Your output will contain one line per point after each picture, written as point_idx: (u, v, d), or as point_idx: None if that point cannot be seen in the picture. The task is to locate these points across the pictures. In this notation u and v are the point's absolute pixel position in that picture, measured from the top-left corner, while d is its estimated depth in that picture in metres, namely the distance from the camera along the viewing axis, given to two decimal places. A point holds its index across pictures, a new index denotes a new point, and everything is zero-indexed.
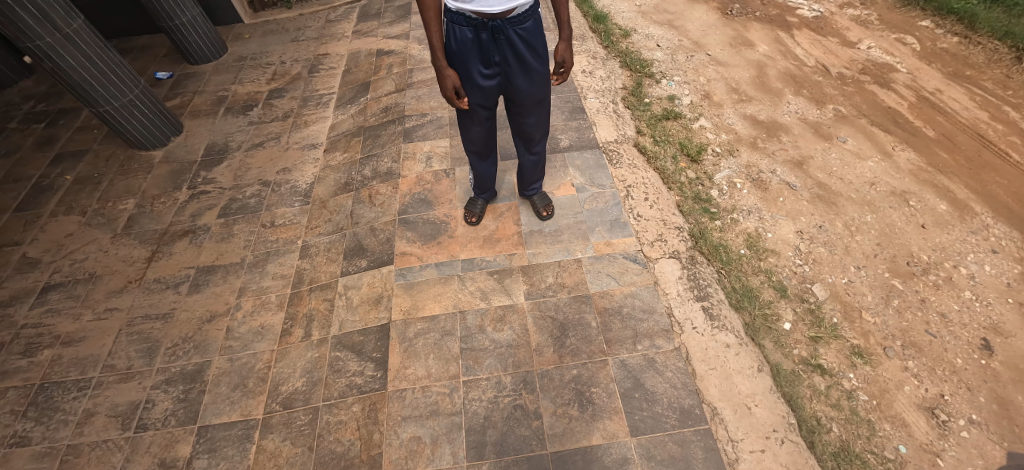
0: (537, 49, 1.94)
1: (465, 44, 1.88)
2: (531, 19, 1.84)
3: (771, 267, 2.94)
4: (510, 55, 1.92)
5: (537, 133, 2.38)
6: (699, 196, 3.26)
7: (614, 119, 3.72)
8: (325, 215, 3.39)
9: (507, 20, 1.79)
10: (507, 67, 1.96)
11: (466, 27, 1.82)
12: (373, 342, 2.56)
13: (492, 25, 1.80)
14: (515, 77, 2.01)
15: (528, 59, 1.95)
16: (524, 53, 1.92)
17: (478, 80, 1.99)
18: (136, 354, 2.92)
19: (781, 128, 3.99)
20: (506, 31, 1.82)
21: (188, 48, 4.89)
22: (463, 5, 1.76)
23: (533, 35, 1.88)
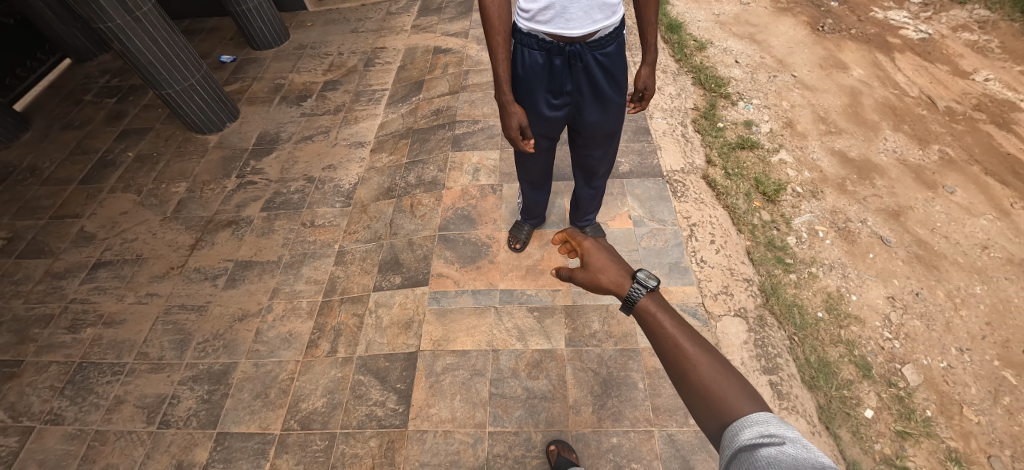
0: (616, 77, 1.70)
1: (535, 70, 1.64)
2: (613, 43, 1.60)
3: (853, 338, 2.56)
4: (585, 83, 1.68)
5: (602, 167, 2.14)
6: (774, 242, 2.87)
7: (682, 145, 3.37)
8: (365, 220, 3.27)
9: (587, 44, 1.56)
10: (579, 96, 1.73)
11: (539, 52, 1.58)
12: (398, 371, 2.40)
13: (569, 50, 1.56)
14: (586, 107, 1.77)
15: (604, 88, 1.71)
16: (600, 81, 1.68)
17: (544, 110, 1.76)
18: (168, 345, 2.92)
19: (875, 169, 3.49)
20: (585, 56, 1.59)
21: (252, 33, 4.94)
22: (539, 25, 1.52)
23: (614, 62, 1.64)
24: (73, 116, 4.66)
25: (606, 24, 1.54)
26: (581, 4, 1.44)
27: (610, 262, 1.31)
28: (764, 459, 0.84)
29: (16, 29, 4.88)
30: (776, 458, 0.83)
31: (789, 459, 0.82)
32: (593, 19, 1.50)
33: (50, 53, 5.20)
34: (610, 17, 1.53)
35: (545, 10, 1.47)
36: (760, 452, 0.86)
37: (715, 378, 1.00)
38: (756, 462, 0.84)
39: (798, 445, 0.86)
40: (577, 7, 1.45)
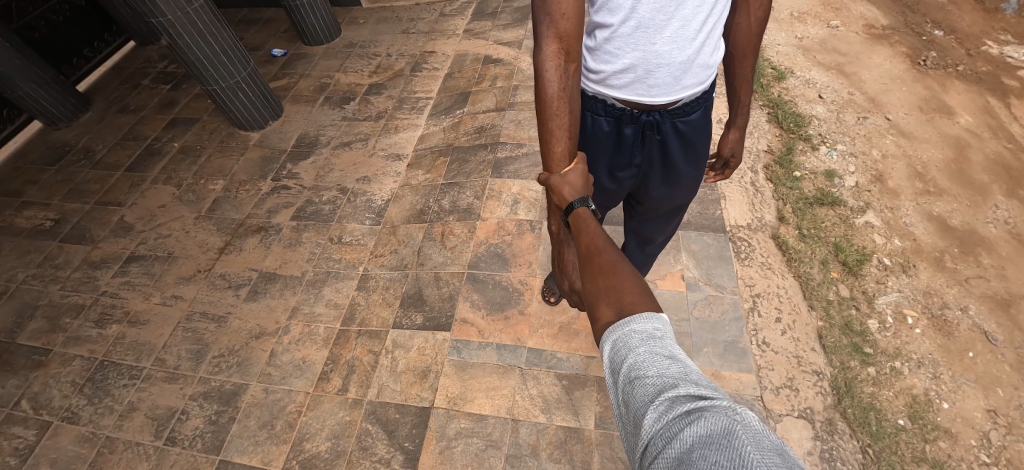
0: (695, 149, 1.40)
1: (599, 138, 1.37)
2: (699, 109, 1.30)
3: (942, 458, 2.14)
4: (658, 155, 1.39)
5: (660, 237, 1.83)
6: (851, 325, 2.47)
7: (750, 195, 2.98)
8: (393, 244, 3.10)
9: (666, 112, 1.27)
10: (648, 169, 1.44)
11: (604, 118, 1.31)
12: (407, 427, 2.21)
13: (643, 119, 1.28)
14: (653, 180, 1.48)
15: (678, 161, 1.41)
16: (677, 153, 1.39)
17: (603, 180, 1.49)
18: (185, 354, 2.88)
19: (980, 244, 3.02)
20: (662, 125, 1.30)
21: (304, 28, 4.92)
22: (611, 89, 1.22)
23: (697, 131, 1.34)
24: (130, 100, 4.94)
25: (698, 89, 1.25)
26: (673, 67, 1.15)
27: (572, 169, 1.17)
28: (635, 365, 0.72)
29: (87, 12, 5.24)
30: (646, 361, 0.72)
31: (660, 357, 0.72)
32: (684, 84, 1.20)
33: (116, 34, 5.60)
34: (703, 81, 1.24)
35: (626, 72, 1.16)
36: (622, 364, 0.74)
37: (620, 282, 0.90)
38: (622, 383, 0.72)
39: (656, 337, 0.77)
40: (666, 70, 1.15)
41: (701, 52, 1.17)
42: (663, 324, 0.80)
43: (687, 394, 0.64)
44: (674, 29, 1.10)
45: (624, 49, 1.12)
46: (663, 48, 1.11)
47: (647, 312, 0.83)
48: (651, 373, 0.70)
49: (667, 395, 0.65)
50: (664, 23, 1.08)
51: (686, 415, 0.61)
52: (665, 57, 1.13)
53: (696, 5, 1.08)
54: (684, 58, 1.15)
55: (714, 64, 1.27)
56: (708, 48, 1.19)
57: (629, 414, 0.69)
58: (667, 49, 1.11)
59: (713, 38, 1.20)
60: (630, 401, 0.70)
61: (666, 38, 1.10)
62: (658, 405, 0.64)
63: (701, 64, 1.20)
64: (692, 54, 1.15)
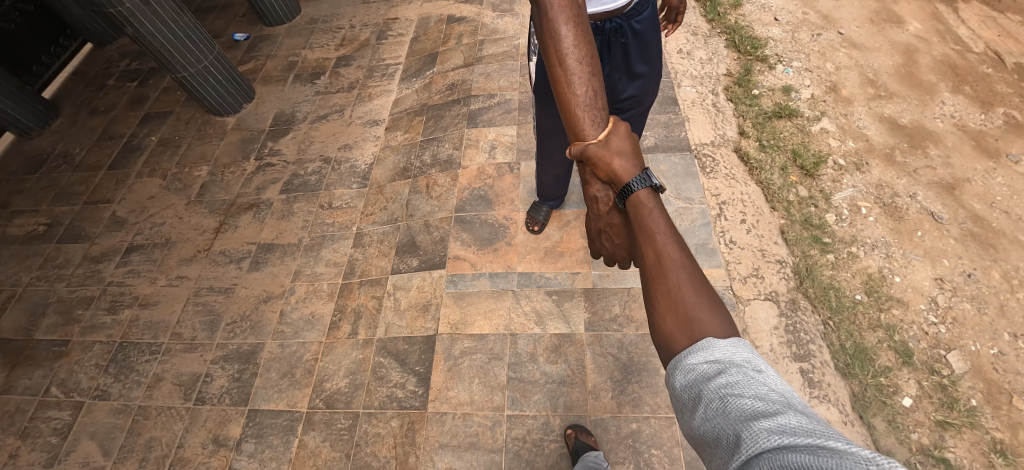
0: (652, 48, 1.58)
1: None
2: (648, 7, 1.48)
3: (895, 323, 2.40)
4: (621, 58, 1.56)
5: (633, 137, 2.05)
6: (810, 220, 2.70)
7: (712, 115, 3.16)
8: (381, 202, 3.25)
9: (624, 16, 1.45)
10: (617, 76, 1.62)
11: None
12: (416, 354, 2.42)
13: (605, 27, 1.47)
14: (620, 83, 1.65)
15: (640, 62, 1.59)
16: (636, 54, 1.56)
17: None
18: (200, 326, 3.04)
19: (928, 136, 3.21)
20: (622, 29, 1.48)
21: (263, 9, 4.89)
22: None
23: (650, 29, 1.52)
24: (100, 101, 4.92)
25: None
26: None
27: (611, 135, 1.08)
28: (729, 386, 0.70)
29: (37, 17, 5.13)
30: (743, 385, 0.70)
31: (756, 382, 0.71)
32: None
33: (71, 38, 5.50)
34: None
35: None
36: (712, 383, 0.72)
37: (690, 300, 0.86)
38: (714, 404, 0.69)
39: (747, 366, 0.74)
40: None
41: None
42: (750, 352, 0.78)
43: (794, 420, 0.63)
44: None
45: None
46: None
47: (729, 337, 0.80)
48: (750, 400, 0.67)
49: (770, 415, 0.63)
50: None
51: (794, 434, 0.59)
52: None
53: None
54: None
55: None
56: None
57: (722, 438, 0.66)
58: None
59: None
60: (725, 423, 0.66)
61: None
62: (765, 431, 0.61)
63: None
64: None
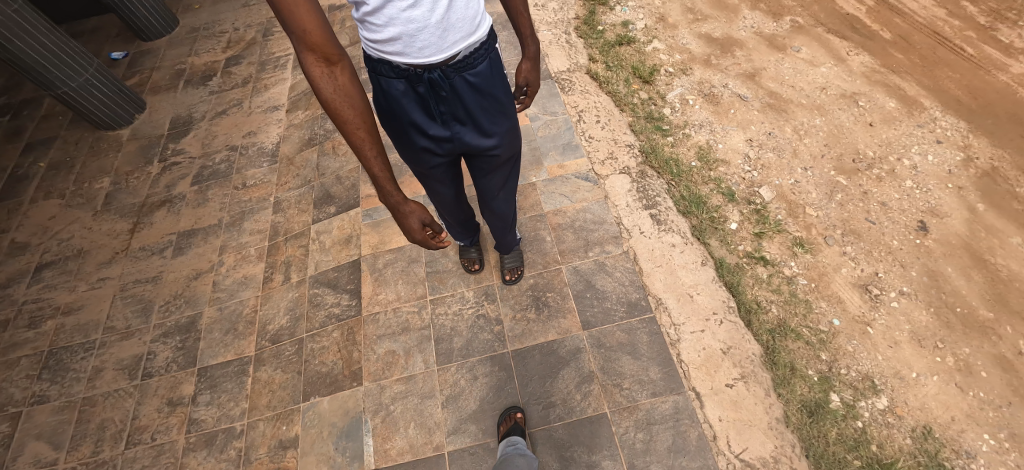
0: (494, 97, 1.46)
1: (399, 104, 1.40)
2: (483, 61, 1.36)
3: (721, 176, 3.07)
4: (460, 107, 1.43)
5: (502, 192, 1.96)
6: (652, 115, 3.35)
7: (567, 50, 3.77)
8: (293, 171, 3.55)
9: (450, 66, 1.30)
10: (461, 125, 1.49)
11: (396, 79, 1.32)
12: (346, 276, 2.77)
13: (428, 77, 1.30)
14: (469, 134, 1.53)
15: (488, 112, 1.48)
16: (476, 103, 1.43)
17: (418, 144, 1.56)
18: (133, 315, 3.14)
19: (735, 43, 4.00)
20: (451, 80, 1.33)
21: (139, 24, 5.19)
22: (391, 56, 1.25)
23: (489, 82, 1.40)
24: None
25: (472, 23, 1.27)
26: (432, 28, 1.17)
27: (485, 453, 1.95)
28: None
29: None
30: None
31: None
32: (452, 42, 1.24)
33: None
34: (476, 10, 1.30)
35: (394, 41, 1.19)
36: None
37: None
38: None
39: None
40: (427, 32, 1.17)
41: (454, 9, 1.21)
42: None
43: None
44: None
45: (382, 21, 1.14)
46: (413, 12, 1.13)
47: None
48: None
49: None
50: None
51: None
52: (419, 21, 1.15)
53: None
54: (438, 20, 1.18)
55: (477, 21, 1.30)
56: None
57: None
58: (417, 12, 1.13)
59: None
60: None
61: (410, 2, 1.11)
62: None
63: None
64: (444, 11, 1.18)
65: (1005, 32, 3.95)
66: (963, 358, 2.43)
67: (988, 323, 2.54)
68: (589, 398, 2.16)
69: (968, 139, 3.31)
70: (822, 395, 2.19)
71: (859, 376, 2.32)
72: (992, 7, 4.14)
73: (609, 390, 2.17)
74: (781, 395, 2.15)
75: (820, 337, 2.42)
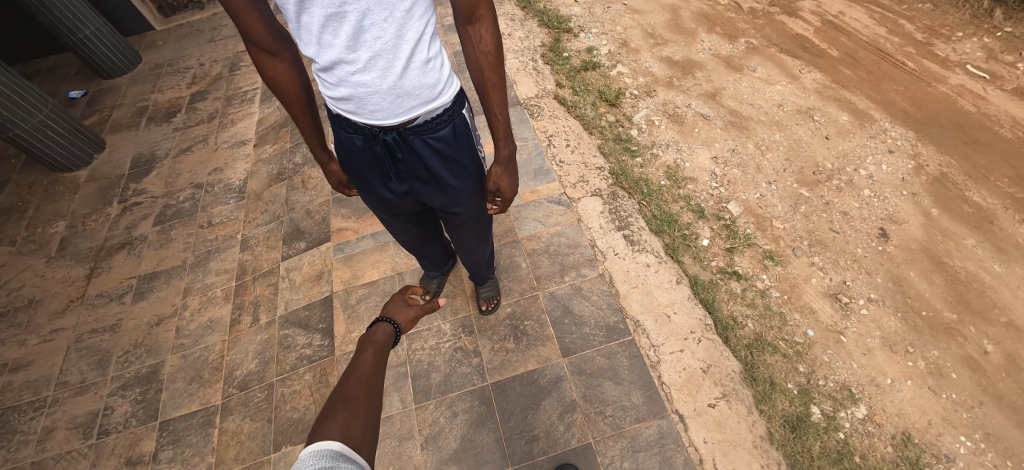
0: (458, 161, 1.42)
1: (358, 157, 1.40)
2: (447, 126, 1.32)
3: (690, 193, 3.13)
4: (421, 166, 1.41)
5: (472, 238, 1.92)
6: (620, 137, 3.41)
7: (534, 76, 3.84)
8: (261, 206, 3.47)
9: (409, 129, 1.29)
10: (420, 184, 1.48)
11: (354, 135, 1.32)
12: (317, 315, 2.67)
13: (385, 138, 1.30)
14: (430, 190, 1.51)
15: (449, 175, 1.46)
16: (439, 165, 1.41)
17: (379, 195, 1.55)
18: (88, 367, 2.94)
19: (695, 65, 4.15)
20: (410, 142, 1.32)
21: (98, 62, 5.08)
22: (349, 114, 1.26)
23: (452, 147, 1.37)
24: None
25: (433, 88, 1.20)
26: (383, 93, 1.15)
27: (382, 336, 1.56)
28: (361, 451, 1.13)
29: None
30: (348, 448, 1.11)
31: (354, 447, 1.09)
32: (408, 107, 1.21)
33: None
34: (443, 74, 1.23)
35: (348, 101, 1.20)
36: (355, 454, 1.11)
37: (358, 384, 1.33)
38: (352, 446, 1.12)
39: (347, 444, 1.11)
40: (377, 96, 1.16)
41: (412, 78, 1.16)
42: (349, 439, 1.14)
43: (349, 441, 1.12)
44: (361, 65, 1.10)
45: (335, 81, 1.17)
46: (363, 77, 1.13)
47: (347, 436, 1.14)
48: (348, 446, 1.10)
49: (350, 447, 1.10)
50: (365, 58, 1.09)
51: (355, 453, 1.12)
52: (369, 86, 1.14)
53: (390, 52, 1.10)
54: (391, 86, 1.15)
55: (441, 88, 1.24)
56: (422, 47, 1.14)
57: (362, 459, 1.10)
58: (366, 77, 1.13)
59: (434, 61, 1.19)
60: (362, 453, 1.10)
61: (357, 67, 1.11)
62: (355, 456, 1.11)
63: (420, 66, 1.16)
64: (399, 79, 1.14)
65: (940, 47, 4.22)
66: (933, 361, 2.49)
67: (952, 325, 2.62)
68: (573, 428, 2.11)
69: (917, 148, 3.49)
70: (803, 408, 2.20)
71: (836, 386, 2.34)
72: (927, 24, 4.42)
73: (592, 419, 2.12)
74: (763, 411, 2.15)
75: (796, 349, 2.44)
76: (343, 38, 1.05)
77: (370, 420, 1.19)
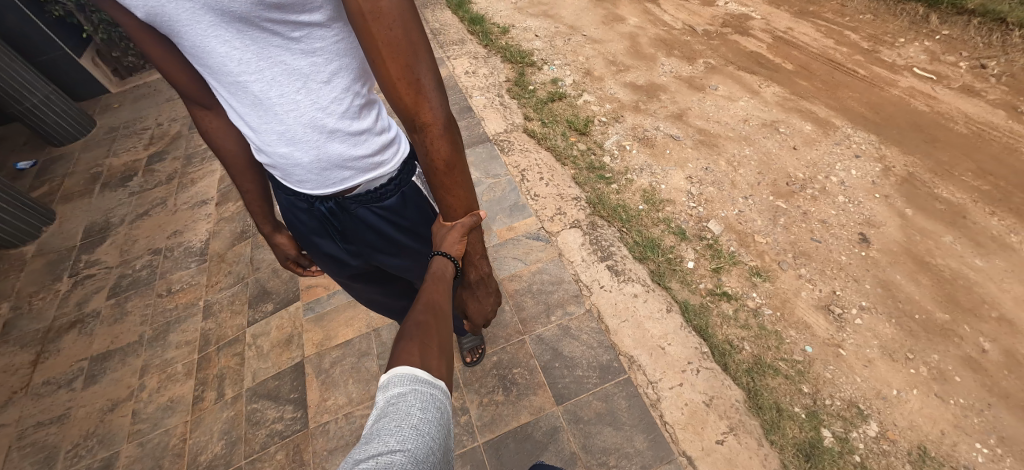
0: (408, 224, 1.39)
1: (302, 221, 1.38)
2: (393, 195, 1.29)
3: (669, 215, 3.07)
4: (370, 233, 1.37)
5: None
6: (593, 165, 3.37)
7: (501, 111, 3.82)
8: (225, 269, 3.27)
9: (349, 198, 1.25)
10: (371, 249, 1.44)
11: (294, 199, 1.31)
12: (288, 384, 2.46)
13: (323, 207, 1.27)
14: (382, 253, 1.47)
15: (401, 239, 1.42)
16: (388, 229, 1.37)
17: (330, 258, 1.50)
18: (32, 468, 2.62)
19: (658, 88, 4.20)
20: (352, 210, 1.28)
21: (47, 130, 4.87)
22: (286, 180, 1.26)
23: (401, 213, 1.34)
24: None
25: (364, 159, 1.14)
26: (307, 165, 1.15)
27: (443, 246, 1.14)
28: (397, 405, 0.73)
29: None
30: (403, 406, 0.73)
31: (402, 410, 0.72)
32: (339, 176, 1.17)
33: None
34: (380, 144, 1.16)
35: (278, 168, 1.22)
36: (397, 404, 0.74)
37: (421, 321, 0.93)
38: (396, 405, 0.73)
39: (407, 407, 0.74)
40: (302, 168, 1.16)
41: (337, 153, 1.11)
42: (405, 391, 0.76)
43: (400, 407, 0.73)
44: (279, 134, 1.10)
45: (264, 149, 1.19)
46: (285, 149, 1.13)
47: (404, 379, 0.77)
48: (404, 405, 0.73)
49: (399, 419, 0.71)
50: (281, 131, 1.09)
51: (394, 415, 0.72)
52: (293, 158, 1.14)
53: (306, 127, 1.06)
54: (312, 160, 1.13)
55: (377, 161, 1.18)
56: (348, 122, 1.07)
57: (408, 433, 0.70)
58: (288, 149, 1.12)
59: (368, 135, 1.11)
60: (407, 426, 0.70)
61: (277, 139, 1.11)
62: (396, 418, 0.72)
63: (347, 140, 1.09)
64: (321, 153, 1.11)
65: (886, 53, 4.39)
66: (935, 366, 2.41)
67: (947, 325, 2.57)
68: None
69: (882, 151, 3.54)
70: (814, 433, 2.07)
71: (844, 404, 2.24)
72: (871, 33, 4.61)
73: None
74: (774, 442, 2.01)
75: (797, 368, 2.34)
76: (257, 108, 1.06)
77: (445, 342, 0.91)
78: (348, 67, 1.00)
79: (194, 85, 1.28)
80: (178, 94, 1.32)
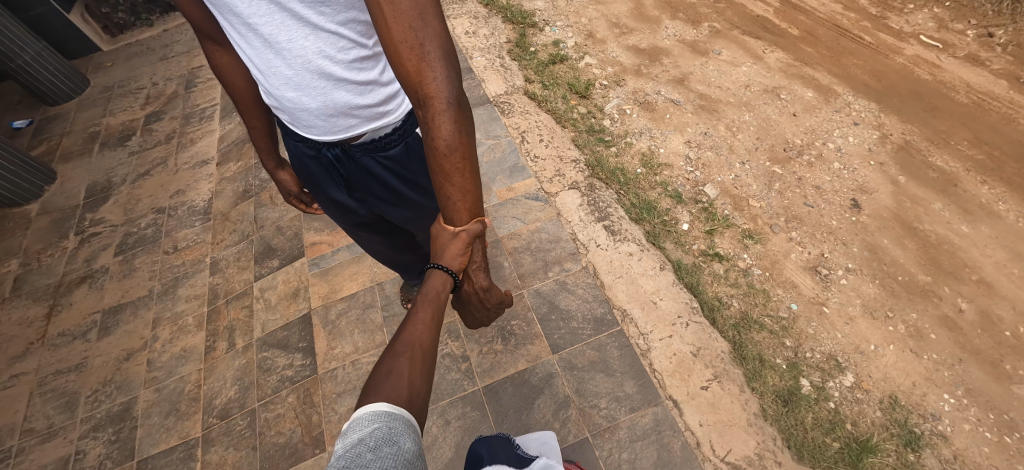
0: (411, 175, 1.45)
1: (309, 166, 1.44)
2: (397, 145, 1.34)
3: (666, 179, 3.12)
4: (374, 181, 1.44)
5: None
6: (593, 128, 3.39)
7: (502, 73, 3.80)
8: (229, 227, 3.34)
9: (354, 146, 1.31)
10: (376, 197, 1.51)
11: (302, 145, 1.37)
12: (297, 334, 2.57)
13: (330, 153, 1.33)
14: (386, 202, 1.54)
15: (404, 189, 1.48)
16: (392, 178, 1.43)
17: (336, 205, 1.58)
18: (54, 411, 2.77)
19: (661, 52, 4.16)
20: (357, 157, 1.35)
21: (43, 89, 4.83)
22: (294, 126, 1.31)
23: (404, 163, 1.40)
24: None
25: (370, 108, 1.20)
26: (314, 112, 1.20)
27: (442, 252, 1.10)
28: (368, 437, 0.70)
29: None
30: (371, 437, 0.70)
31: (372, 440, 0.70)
32: (345, 123, 1.23)
33: None
34: (386, 95, 1.20)
35: (287, 112, 1.27)
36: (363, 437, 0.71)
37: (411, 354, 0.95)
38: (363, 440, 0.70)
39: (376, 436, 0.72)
40: (309, 114, 1.21)
41: (343, 101, 1.16)
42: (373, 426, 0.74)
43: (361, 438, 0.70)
44: (288, 78, 1.14)
45: (273, 93, 1.24)
46: (293, 95, 1.17)
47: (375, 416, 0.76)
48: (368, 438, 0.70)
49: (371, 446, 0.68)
50: (290, 77, 1.13)
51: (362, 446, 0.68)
52: (301, 104, 1.19)
53: (314, 75, 1.10)
54: (319, 106, 1.18)
55: (381, 112, 1.23)
56: (356, 72, 1.11)
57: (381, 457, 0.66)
58: (296, 95, 1.17)
59: (375, 86, 1.16)
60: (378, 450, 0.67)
61: (286, 85, 1.15)
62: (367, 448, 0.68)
63: (354, 89, 1.14)
64: (329, 101, 1.16)
65: (894, 20, 4.33)
66: (913, 324, 2.53)
67: (928, 287, 2.68)
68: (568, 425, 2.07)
69: (881, 119, 3.57)
70: (793, 382, 2.20)
71: (823, 357, 2.37)
72: None
73: (587, 414, 2.09)
74: (755, 389, 2.15)
75: (782, 324, 2.46)
76: (266, 50, 1.10)
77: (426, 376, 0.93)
78: (359, 19, 1.03)
79: (207, 22, 1.32)
80: (192, 28, 1.36)
